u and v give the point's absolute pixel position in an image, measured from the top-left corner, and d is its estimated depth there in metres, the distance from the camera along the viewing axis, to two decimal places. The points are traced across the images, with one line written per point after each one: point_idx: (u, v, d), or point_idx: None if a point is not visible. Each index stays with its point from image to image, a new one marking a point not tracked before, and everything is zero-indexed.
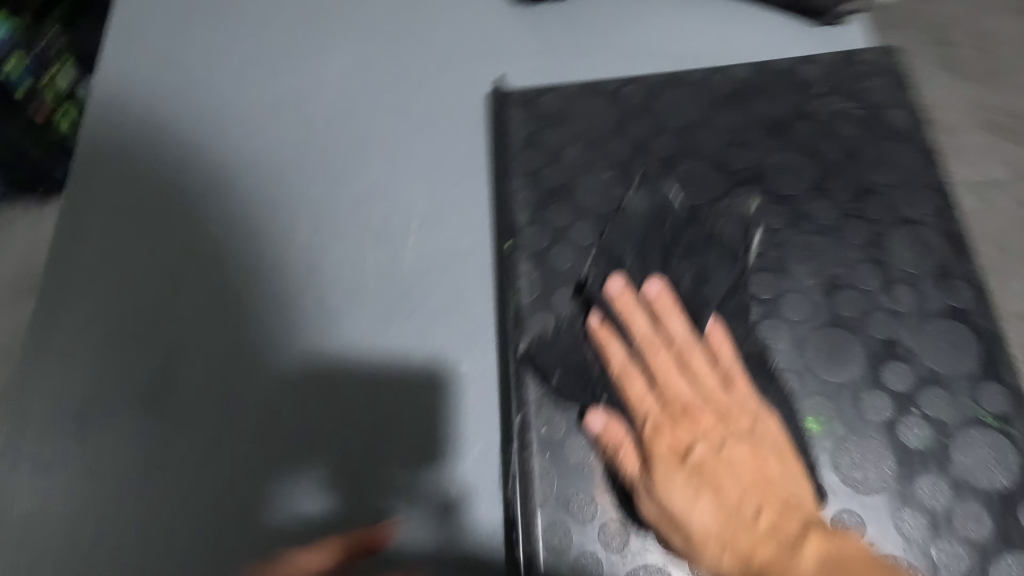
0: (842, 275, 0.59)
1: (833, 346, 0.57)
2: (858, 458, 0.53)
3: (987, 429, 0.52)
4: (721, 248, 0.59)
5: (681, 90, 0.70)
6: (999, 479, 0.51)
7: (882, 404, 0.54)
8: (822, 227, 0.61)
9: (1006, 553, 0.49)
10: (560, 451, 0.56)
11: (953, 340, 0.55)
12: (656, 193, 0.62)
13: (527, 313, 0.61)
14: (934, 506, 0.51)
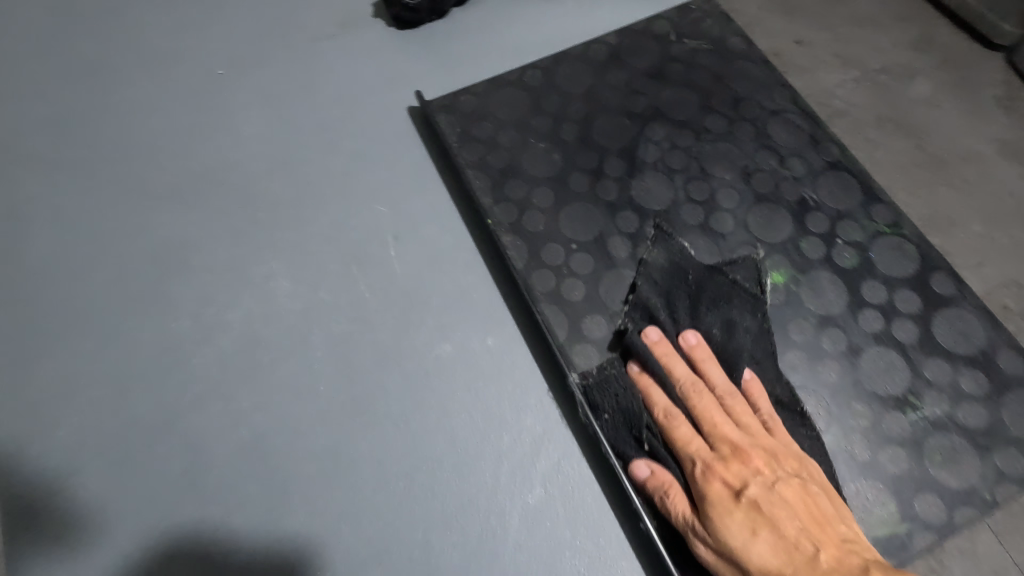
0: (749, 164, 0.74)
1: (766, 216, 0.71)
2: (818, 288, 0.66)
3: (887, 235, 0.69)
4: (743, 294, 0.64)
5: (572, 64, 0.82)
6: (909, 265, 0.67)
7: (816, 244, 0.69)
8: (720, 135, 0.76)
9: (938, 313, 0.65)
10: None
11: (840, 183, 0.72)
12: (671, 246, 0.67)
13: (528, 274, 0.68)
14: (880, 301, 0.66)
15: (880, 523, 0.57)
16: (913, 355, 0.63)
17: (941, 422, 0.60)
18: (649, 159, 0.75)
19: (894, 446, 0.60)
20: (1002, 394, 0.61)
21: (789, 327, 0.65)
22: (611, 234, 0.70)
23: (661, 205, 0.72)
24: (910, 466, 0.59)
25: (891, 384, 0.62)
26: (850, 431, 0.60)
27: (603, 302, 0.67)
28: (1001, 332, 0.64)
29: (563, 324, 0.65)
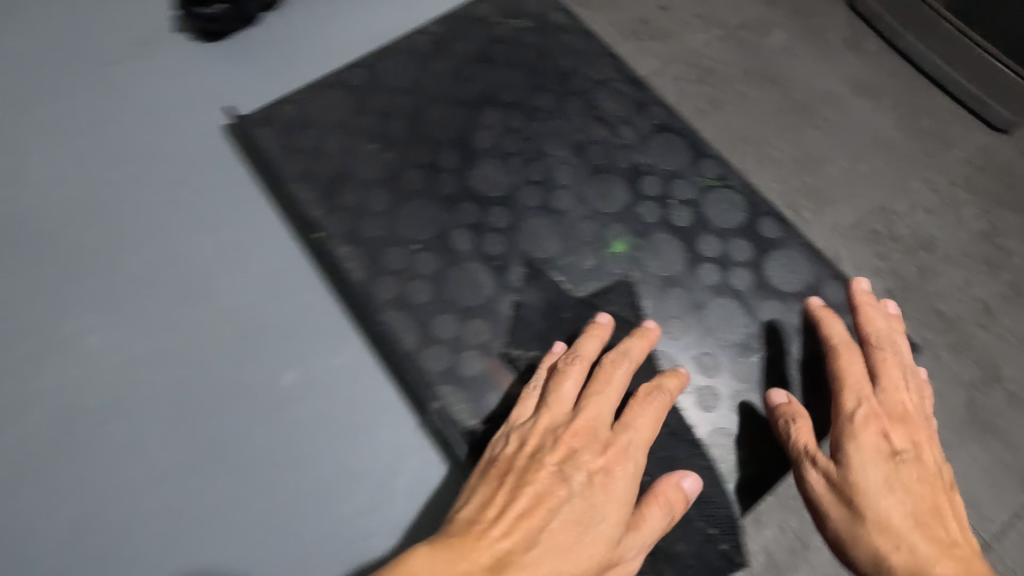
0: (582, 138, 0.74)
1: (602, 187, 0.71)
2: (658, 252, 0.68)
3: (717, 188, 0.71)
4: (622, 326, 0.64)
5: (394, 58, 0.78)
6: (739, 214, 0.70)
7: (652, 208, 0.70)
8: (550, 112, 0.75)
9: (769, 258, 0.68)
10: (458, 374, 0.61)
11: (669, 145, 0.74)
12: (546, 284, 0.65)
13: (369, 285, 0.65)
14: (715, 254, 0.68)
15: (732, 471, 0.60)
16: (750, 301, 0.66)
17: (780, 362, 0.64)
18: (484, 145, 0.73)
19: (739, 394, 0.63)
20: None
21: (634, 295, 0.66)
22: (452, 228, 0.68)
23: (499, 190, 0.70)
24: (755, 409, 0.62)
25: (732, 334, 0.65)
26: (699, 387, 0.63)
27: (449, 299, 0.64)
28: (825, 267, 0.68)
29: (410, 330, 0.63)
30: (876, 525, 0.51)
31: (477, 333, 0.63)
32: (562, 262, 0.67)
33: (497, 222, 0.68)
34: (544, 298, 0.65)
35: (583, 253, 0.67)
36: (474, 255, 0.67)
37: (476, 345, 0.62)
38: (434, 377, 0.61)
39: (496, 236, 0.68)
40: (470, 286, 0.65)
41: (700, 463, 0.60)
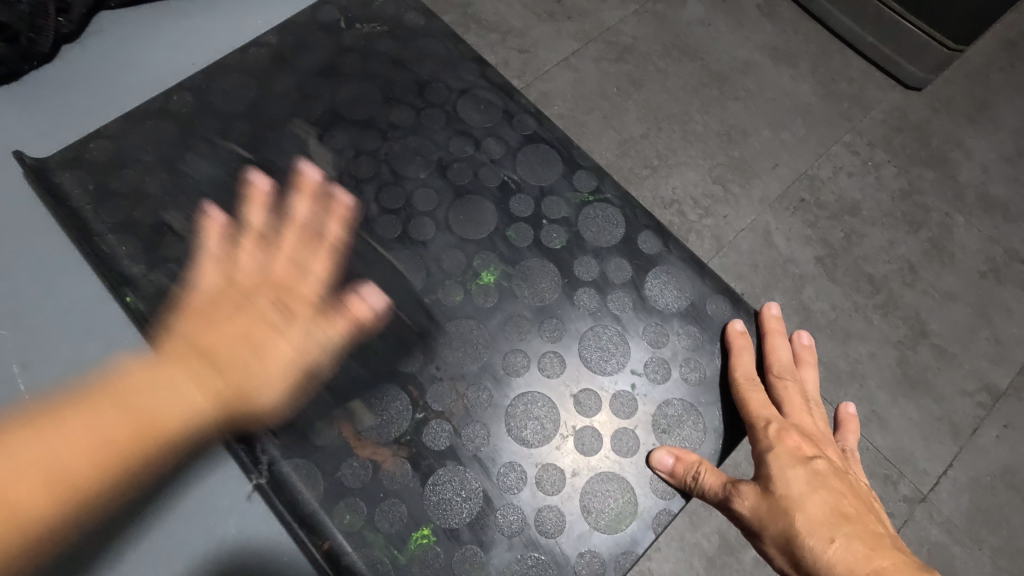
0: (444, 156, 0.67)
1: (468, 210, 0.64)
2: (530, 280, 0.62)
3: (592, 203, 0.66)
4: (490, 368, 0.58)
5: (227, 76, 0.68)
6: (617, 230, 0.64)
7: (524, 228, 0.64)
8: (408, 129, 0.68)
9: (648, 277, 0.62)
10: (305, 442, 0.54)
11: (541, 157, 0.67)
12: (401, 327, 0.59)
13: (198, 351, 0.57)
14: (593, 275, 0.62)
15: (615, 520, 0.54)
16: (631, 326, 0.60)
17: (663, 390, 0.58)
18: (330, 172, 0.65)
19: (621, 430, 0.57)
20: (716, 341, 0.61)
21: (505, 330, 0.60)
22: (297, 276, 0.60)
23: (353, 223, 0.63)
24: (639, 446, 0.57)
25: (613, 363, 0.59)
26: (577, 427, 0.57)
27: (294, 358, 0.57)
28: (708, 282, 0.63)
29: (249, 399, 0.55)
30: (811, 528, 0.47)
31: (327, 394, 0.56)
32: (423, 301, 0.60)
33: (348, 262, 0.61)
34: (404, 346, 0.58)
35: (448, 288, 0.61)
36: (322, 306, 0.59)
37: (328, 408, 0.55)
38: (277, 451, 0.54)
39: (347, 279, 0.60)
40: (320, 340, 0.58)
41: (579, 513, 0.55)
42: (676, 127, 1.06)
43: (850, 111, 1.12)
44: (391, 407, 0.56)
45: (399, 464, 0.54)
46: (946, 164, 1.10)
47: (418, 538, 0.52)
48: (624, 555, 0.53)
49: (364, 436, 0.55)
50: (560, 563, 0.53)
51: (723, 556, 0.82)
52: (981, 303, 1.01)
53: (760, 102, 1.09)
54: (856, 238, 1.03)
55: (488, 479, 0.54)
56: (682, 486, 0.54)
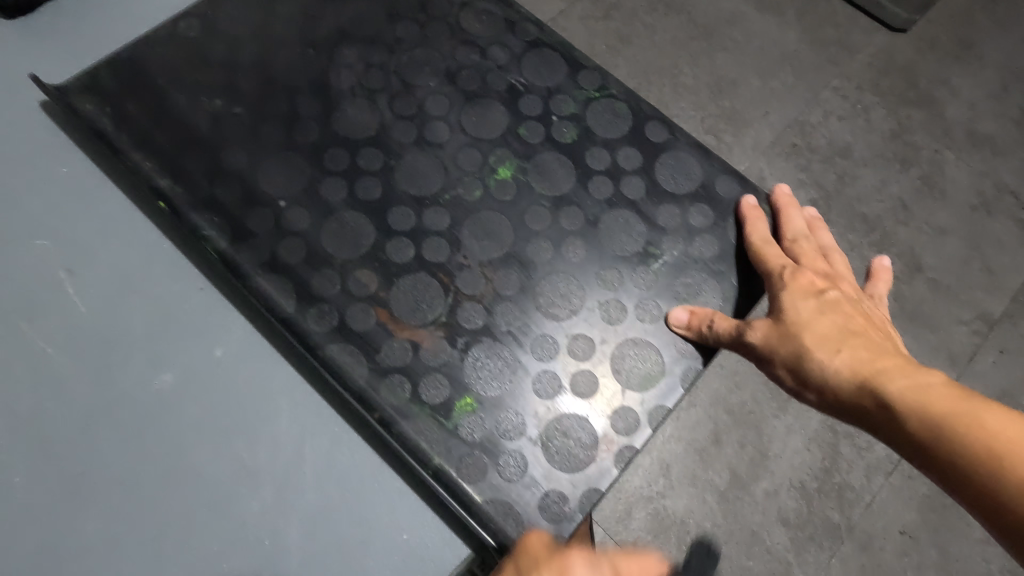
0: (452, 66, 0.68)
1: (479, 112, 0.66)
2: (546, 173, 0.64)
3: (598, 99, 0.68)
4: (515, 256, 0.60)
5: (232, 4, 0.69)
6: (624, 123, 0.67)
7: (534, 126, 0.66)
8: (414, 43, 0.70)
9: (658, 163, 0.65)
10: (347, 328, 0.56)
11: (545, 60, 0.69)
12: (424, 223, 0.61)
13: (234, 254, 0.59)
14: (604, 164, 0.64)
15: (646, 379, 0.57)
16: (646, 210, 0.63)
17: (681, 263, 0.61)
18: (343, 87, 0.67)
19: (643, 299, 0.60)
20: (728, 217, 0.64)
21: (525, 218, 0.62)
22: (323, 179, 0.62)
23: (367, 131, 0.65)
24: (663, 315, 0.59)
25: (629, 244, 0.62)
26: (602, 301, 0.59)
27: (326, 255, 0.59)
28: (715, 163, 0.66)
29: (288, 293, 0.57)
30: (818, 345, 0.52)
31: (360, 282, 0.58)
32: (445, 197, 0.62)
33: (368, 167, 0.63)
34: (433, 238, 0.60)
35: (467, 185, 0.63)
36: (351, 201, 0.61)
37: (363, 297, 0.58)
38: (320, 337, 0.56)
39: (370, 181, 0.62)
40: (351, 236, 0.60)
41: (613, 375, 0.57)
42: (665, 80, 1.23)
43: (836, 56, 1.26)
44: (424, 291, 0.58)
45: (439, 343, 0.56)
46: (935, 103, 1.23)
47: (462, 406, 0.54)
48: (655, 410, 0.56)
49: (401, 319, 0.57)
50: (596, 419, 0.55)
51: (734, 492, 0.90)
52: (974, 236, 1.16)
53: (746, 53, 1.24)
54: (849, 180, 1.17)
55: (522, 349, 0.57)
56: (699, 337, 0.58)
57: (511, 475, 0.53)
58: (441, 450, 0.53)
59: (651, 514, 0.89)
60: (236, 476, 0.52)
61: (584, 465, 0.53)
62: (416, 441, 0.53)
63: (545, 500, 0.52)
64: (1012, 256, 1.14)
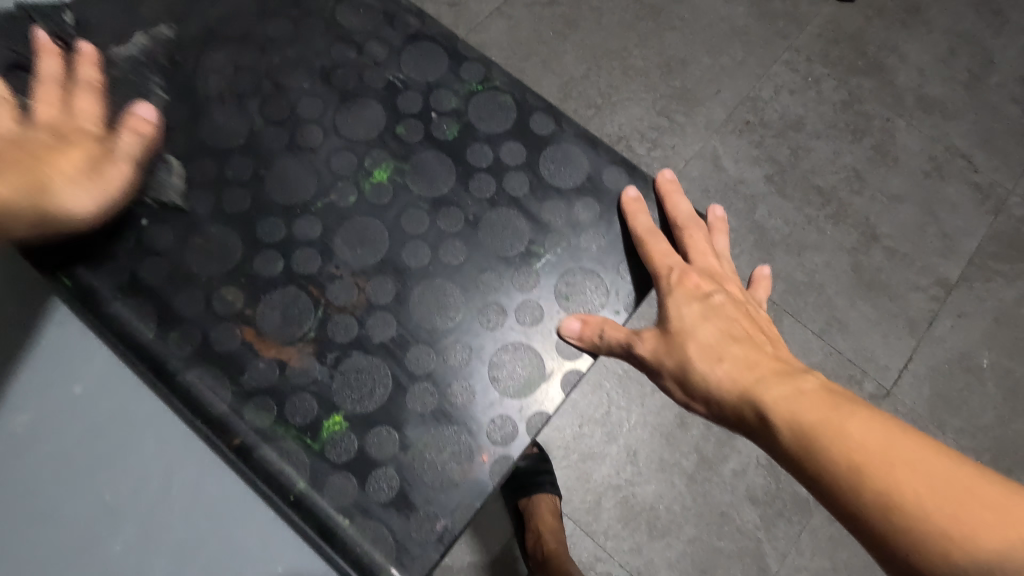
0: (326, 62, 0.65)
1: (354, 112, 0.64)
2: (426, 174, 0.62)
3: (480, 91, 0.66)
4: (387, 266, 0.59)
5: (89, 4, 0.63)
6: (508, 116, 0.65)
7: (413, 125, 0.64)
8: (285, 41, 0.65)
9: (542, 156, 0.64)
10: (211, 350, 0.57)
11: (426, 54, 0.67)
12: (294, 238, 0.59)
13: (90, 278, 0.58)
14: (485, 160, 0.63)
15: (524, 385, 0.58)
16: (530, 207, 0.62)
17: (563, 262, 0.61)
18: (210, 91, 0.63)
19: (524, 301, 0.60)
20: (614, 211, 0.64)
21: (402, 224, 0.61)
22: (186, 189, 0.60)
23: (236, 137, 0.62)
24: (543, 316, 0.60)
25: (513, 245, 0.61)
26: (480, 305, 0.60)
27: (190, 274, 0.58)
28: (602, 152, 0.66)
29: (147, 317, 0.57)
30: (701, 356, 0.55)
31: (224, 300, 0.58)
32: (317, 205, 0.60)
33: (234, 175, 0.61)
34: (302, 250, 0.59)
35: (341, 190, 0.61)
36: (213, 214, 0.60)
37: (230, 317, 0.57)
38: (178, 362, 0.56)
39: (238, 190, 0.60)
40: (216, 252, 0.59)
41: (490, 382, 0.58)
42: (615, 63, 1.40)
43: (785, 29, 1.46)
44: (294, 306, 0.58)
45: (308, 361, 0.57)
46: (884, 71, 1.45)
47: (330, 425, 0.55)
48: (535, 416, 0.57)
49: (267, 338, 0.57)
50: (471, 430, 0.56)
51: (700, 472, 1.14)
52: (927, 201, 1.36)
53: (695, 31, 1.44)
54: (803, 152, 1.38)
55: (396, 362, 0.57)
56: (589, 347, 0.59)
57: (392, 489, 0.54)
58: (307, 474, 0.54)
59: (621, 502, 1.12)
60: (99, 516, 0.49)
61: (458, 480, 0.54)
62: (280, 465, 0.54)
63: (415, 519, 0.53)
64: (965, 218, 1.35)
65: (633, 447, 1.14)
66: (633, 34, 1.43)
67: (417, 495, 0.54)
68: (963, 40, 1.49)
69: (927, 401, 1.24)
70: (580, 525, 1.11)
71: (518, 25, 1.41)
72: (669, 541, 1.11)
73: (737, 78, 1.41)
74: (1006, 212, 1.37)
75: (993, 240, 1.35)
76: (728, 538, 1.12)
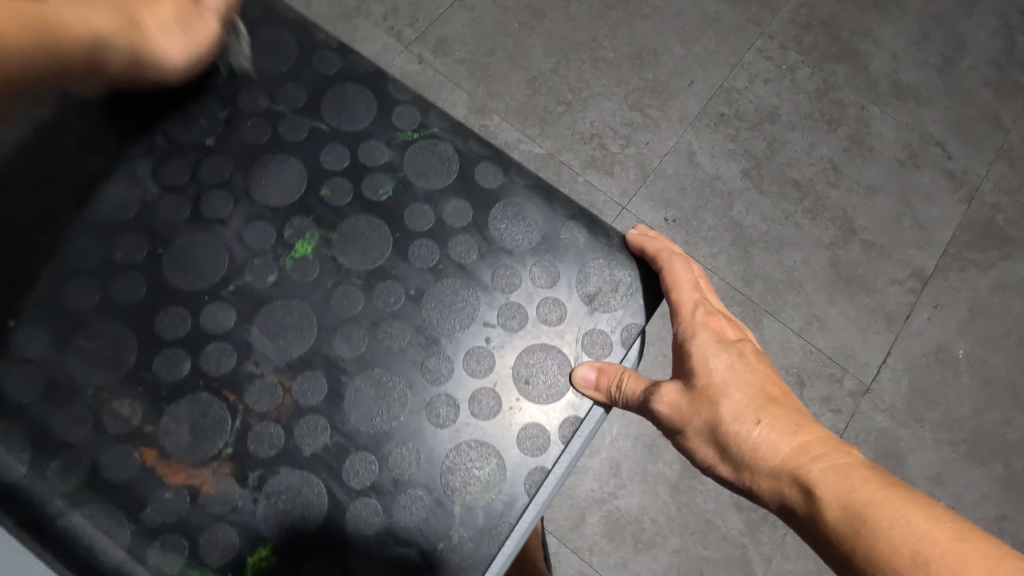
0: (233, 115, 0.55)
1: (267, 170, 0.54)
2: (357, 241, 0.53)
3: (416, 141, 0.56)
4: (320, 355, 0.50)
5: None
6: (451, 167, 0.55)
7: (341, 185, 0.54)
8: (185, 85, 0.55)
9: (491, 215, 0.54)
10: (101, 481, 0.45)
11: (351, 98, 0.56)
12: (204, 329, 0.50)
13: None
14: (428, 225, 0.54)
15: (483, 491, 0.48)
16: (481, 276, 0.53)
17: (519, 341, 0.52)
18: (91, 153, 0.52)
19: (481, 390, 0.50)
20: (581, 269, 0.54)
21: (330, 304, 0.51)
22: (66, 281, 0.49)
23: (127, 210, 0.52)
24: (501, 405, 0.50)
25: (462, 323, 0.52)
26: (426, 400, 0.49)
27: (75, 385, 0.47)
28: (558, 207, 0.56)
29: (18, 444, 0.45)
30: (736, 415, 0.46)
31: (122, 415, 0.47)
32: (231, 288, 0.51)
33: (127, 260, 0.51)
34: (214, 344, 0.49)
35: (257, 269, 0.52)
36: (107, 309, 0.49)
37: (124, 434, 0.46)
38: (62, 501, 0.44)
39: (133, 276, 0.50)
40: (108, 353, 0.48)
41: (443, 492, 0.47)
42: (584, 56, 1.31)
43: (758, 15, 1.39)
44: (205, 415, 0.47)
45: (225, 483, 0.46)
46: (858, 57, 1.39)
47: (255, 561, 0.45)
48: (503, 526, 0.47)
49: (175, 459, 0.46)
50: (428, 555, 0.46)
51: (686, 482, 1.10)
52: (901, 192, 1.31)
53: (663, 17, 1.36)
54: (778, 144, 1.31)
55: (334, 474, 0.47)
56: (605, 400, 0.50)
57: None
58: None
59: (605, 516, 1.08)
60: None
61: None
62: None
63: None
64: (939, 207, 1.31)
65: (615, 462, 1.10)
66: (601, 23, 1.33)
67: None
68: (936, 22, 1.43)
69: (906, 396, 1.20)
70: (565, 541, 1.07)
71: (481, 17, 1.30)
72: (655, 552, 1.07)
73: (710, 69, 1.34)
74: (980, 199, 1.33)
75: (969, 228, 1.31)
76: (714, 546, 1.08)
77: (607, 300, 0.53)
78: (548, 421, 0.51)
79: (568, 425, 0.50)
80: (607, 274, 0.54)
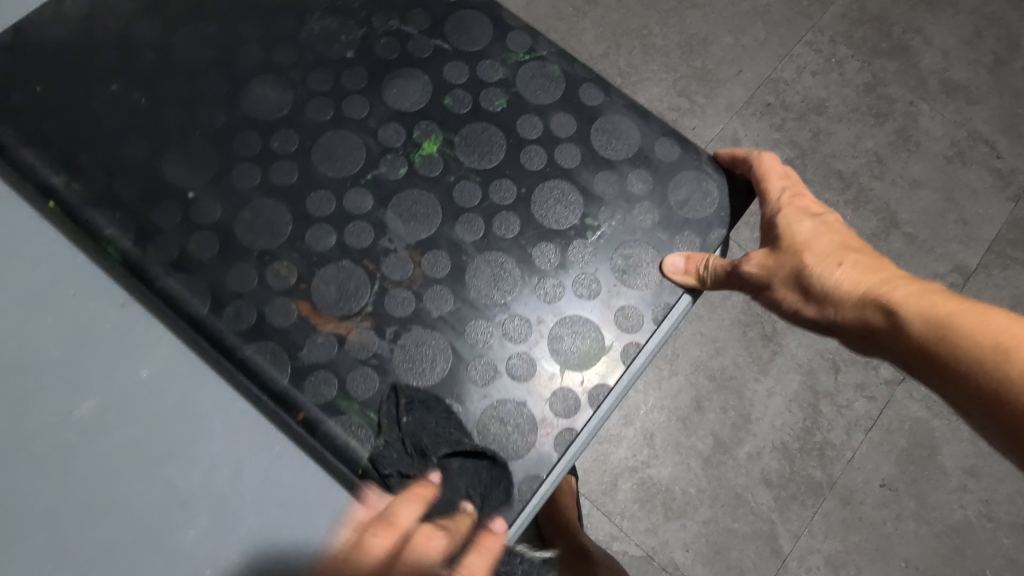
0: (369, 31, 0.62)
1: (400, 79, 0.61)
2: (479, 144, 0.60)
3: (527, 61, 0.63)
4: (445, 237, 0.57)
5: None
6: (557, 86, 0.62)
7: (463, 95, 0.61)
8: (329, 7, 0.63)
9: (593, 129, 0.61)
10: (264, 327, 0.54)
11: (471, 23, 0.64)
12: (346, 210, 0.57)
13: (141, 254, 0.54)
14: (537, 133, 0.60)
15: (585, 357, 0.55)
16: (583, 181, 0.60)
17: (617, 236, 0.59)
18: (253, 60, 0.60)
19: (582, 274, 0.57)
20: (667, 182, 0.60)
21: (454, 196, 0.58)
22: (234, 163, 0.57)
23: (282, 108, 0.59)
24: (600, 289, 0.57)
25: (565, 218, 0.58)
26: (535, 280, 0.56)
27: (241, 247, 0.55)
28: (651, 126, 0.62)
29: (201, 292, 0.54)
30: (819, 261, 0.55)
31: (280, 276, 0.55)
32: (368, 177, 0.58)
33: (283, 150, 0.58)
34: (356, 223, 0.56)
35: (390, 163, 0.59)
36: (264, 189, 0.57)
37: (283, 290, 0.54)
38: (236, 337, 0.53)
39: (286, 164, 0.58)
40: (268, 224, 0.56)
41: (548, 357, 0.55)
42: (635, 42, 1.37)
43: (809, 9, 1.43)
44: (350, 280, 0.55)
45: (366, 334, 0.54)
46: (909, 53, 1.42)
47: (391, 399, 0.53)
48: (598, 389, 0.55)
49: (325, 312, 0.54)
50: (534, 404, 0.54)
51: (718, 455, 1.16)
52: (947, 188, 1.34)
53: (715, 9, 1.41)
54: (824, 136, 1.35)
55: (456, 335, 0.54)
56: (694, 282, 0.57)
57: (452, 454, 0.52)
58: (370, 446, 0.52)
59: (637, 484, 1.14)
60: (117, 355, 0.48)
61: (523, 452, 0.52)
62: (345, 439, 0.51)
63: (478, 486, 0.51)
64: (985, 205, 1.34)
65: (649, 431, 1.17)
66: (654, 10, 1.39)
67: (480, 470, 0.51)
68: (989, 22, 1.45)
69: None
70: (596, 504, 1.14)
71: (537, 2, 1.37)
72: (685, 521, 1.13)
73: (760, 61, 1.38)
74: None
75: (1015, 227, 1.33)
76: (743, 520, 1.14)
77: (696, 207, 0.60)
78: (643, 306, 0.57)
79: (661, 308, 0.57)
80: (696, 185, 0.60)
